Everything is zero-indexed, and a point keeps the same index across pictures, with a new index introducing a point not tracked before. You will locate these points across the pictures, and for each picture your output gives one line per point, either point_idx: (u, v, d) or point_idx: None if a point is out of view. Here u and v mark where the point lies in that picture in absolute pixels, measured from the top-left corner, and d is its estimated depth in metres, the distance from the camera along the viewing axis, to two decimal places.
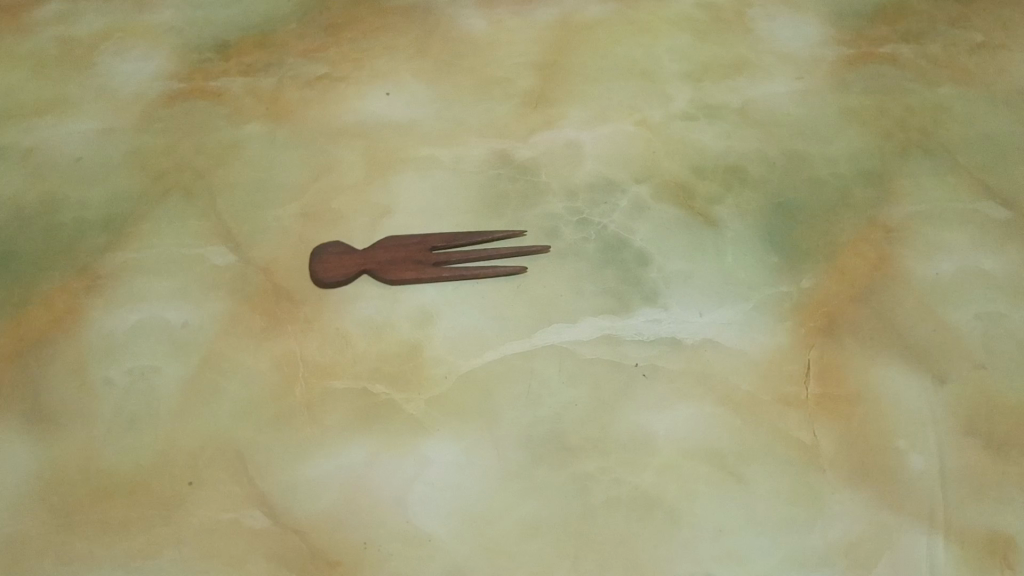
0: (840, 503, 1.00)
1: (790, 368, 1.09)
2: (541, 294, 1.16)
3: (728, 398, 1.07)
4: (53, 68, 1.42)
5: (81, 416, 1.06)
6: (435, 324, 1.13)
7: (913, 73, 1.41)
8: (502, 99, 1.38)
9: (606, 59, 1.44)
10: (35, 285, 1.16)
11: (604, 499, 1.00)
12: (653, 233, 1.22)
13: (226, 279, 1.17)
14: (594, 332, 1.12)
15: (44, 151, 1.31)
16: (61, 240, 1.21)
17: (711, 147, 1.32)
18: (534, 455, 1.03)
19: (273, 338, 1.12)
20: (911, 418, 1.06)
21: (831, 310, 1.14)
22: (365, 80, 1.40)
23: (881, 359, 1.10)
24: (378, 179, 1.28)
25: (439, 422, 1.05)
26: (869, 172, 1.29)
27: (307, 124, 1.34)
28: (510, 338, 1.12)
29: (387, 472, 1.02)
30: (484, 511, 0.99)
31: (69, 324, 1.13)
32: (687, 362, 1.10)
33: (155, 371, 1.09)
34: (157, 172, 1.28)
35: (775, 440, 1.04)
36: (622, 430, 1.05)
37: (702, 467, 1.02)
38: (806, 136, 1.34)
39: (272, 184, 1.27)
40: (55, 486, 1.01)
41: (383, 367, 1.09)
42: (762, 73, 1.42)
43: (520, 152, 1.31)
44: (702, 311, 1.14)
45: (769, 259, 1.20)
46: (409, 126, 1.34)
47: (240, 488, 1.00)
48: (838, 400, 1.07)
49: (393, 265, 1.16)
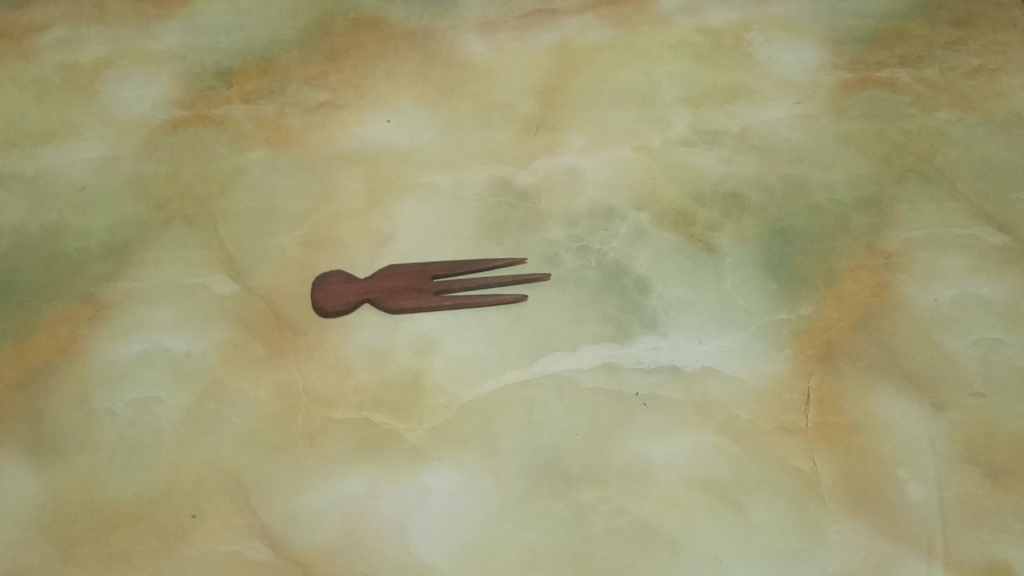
0: (839, 533, 1.00)
1: (789, 397, 1.10)
2: (541, 322, 1.17)
3: (728, 427, 1.08)
4: (56, 95, 1.43)
5: (84, 447, 1.06)
6: (436, 352, 1.14)
7: (911, 98, 1.42)
8: (503, 125, 1.39)
9: (606, 85, 1.45)
10: (39, 314, 1.17)
11: (604, 529, 1.01)
12: (653, 260, 1.23)
13: (229, 308, 1.17)
14: (594, 360, 1.13)
15: (47, 179, 1.32)
16: (64, 269, 1.22)
17: (710, 173, 1.33)
18: (535, 485, 1.04)
19: (275, 368, 1.12)
20: (910, 447, 1.06)
21: (830, 338, 1.15)
22: (367, 105, 1.41)
23: (880, 387, 1.11)
24: (380, 206, 1.28)
25: (440, 451, 1.05)
26: (867, 198, 1.30)
27: (309, 151, 1.35)
28: (511, 366, 1.12)
29: (388, 501, 1.02)
30: (485, 542, 1.00)
31: (73, 354, 1.13)
32: (687, 392, 1.10)
33: (158, 402, 1.09)
34: (159, 200, 1.29)
35: (775, 469, 1.04)
36: (623, 459, 1.05)
37: (702, 497, 1.03)
38: (805, 162, 1.35)
39: (274, 211, 1.28)
40: (58, 518, 1.01)
41: (385, 396, 1.10)
42: (761, 98, 1.43)
43: (520, 179, 1.32)
44: (702, 339, 1.15)
45: (768, 286, 1.20)
46: (410, 153, 1.35)
47: (243, 518, 1.01)
48: (838, 429, 1.07)
49: (394, 294, 1.17)
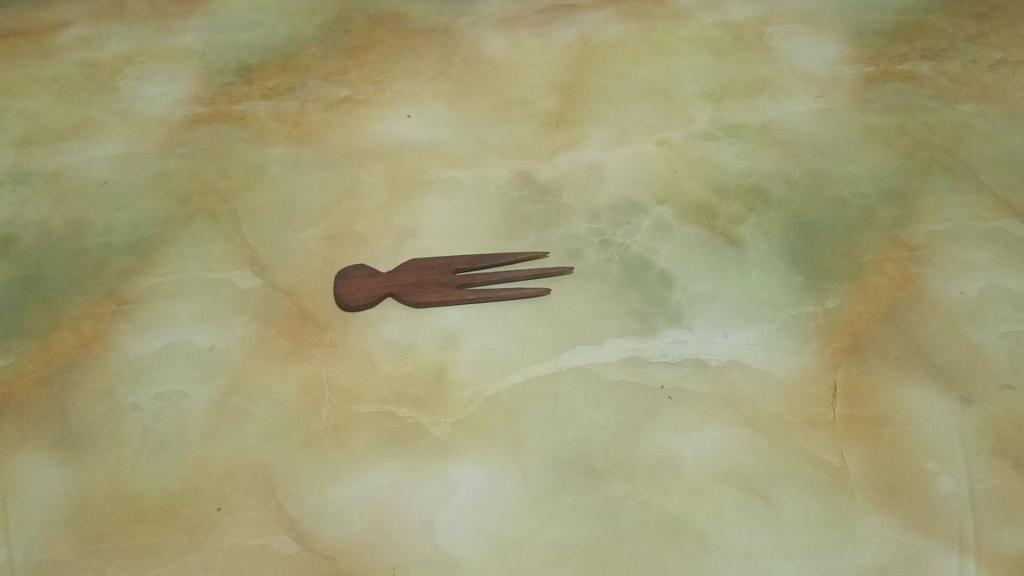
0: (870, 526, 0.99)
1: (817, 389, 1.09)
2: (565, 315, 1.16)
3: (755, 420, 1.07)
4: (77, 92, 1.43)
5: (109, 441, 1.06)
6: (461, 346, 1.13)
7: (933, 91, 1.41)
8: (524, 119, 1.38)
9: (627, 79, 1.44)
10: (63, 310, 1.17)
11: (632, 523, 1.00)
12: (677, 253, 1.23)
13: (252, 303, 1.17)
14: (619, 353, 1.12)
15: (70, 175, 1.32)
16: (87, 265, 1.22)
17: (733, 166, 1.33)
18: (561, 478, 1.03)
19: (299, 362, 1.12)
20: (939, 439, 1.05)
21: (856, 330, 1.14)
22: (387, 101, 1.41)
23: (908, 379, 1.10)
24: (402, 201, 1.28)
25: (465, 444, 1.05)
26: (891, 190, 1.29)
27: (331, 147, 1.35)
28: (536, 360, 1.12)
29: (414, 495, 1.02)
30: (512, 535, 0.99)
31: (97, 349, 1.13)
32: (713, 385, 1.10)
33: (183, 396, 1.09)
34: (182, 196, 1.29)
35: (804, 462, 1.04)
36: (649, 452, 1.05)
37: (731, 491, 1.02)
38: (828, 154, 1.34)
39: (296, 206, 1.28)
40: (84, 511, 1.01)
41: (409, 390, 1.09)
42: (782, 92, 1.42)
43: (542, 173, 1.32)
44: (727, 332, 1.14)
45: (793, 280, 1.20)
46: (431, 148, 1.35)
47: (269, 512, 1.01)
48: (866, 421, 1.07)
49: (418, 288, 1.17)
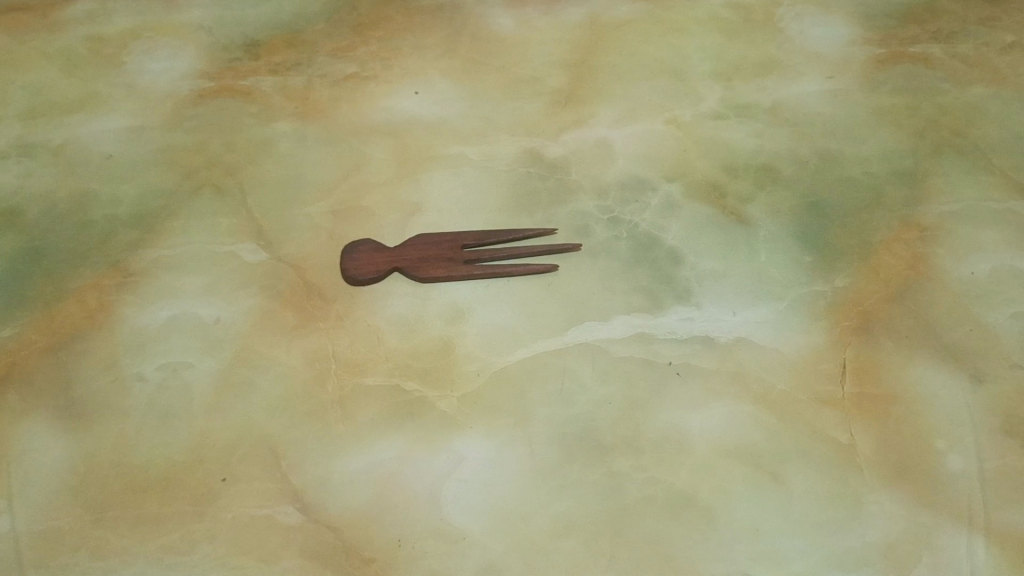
0: (878, 504, 0.98)
1: (826, 367, 1.08)
2: (573, 292, 1.15)
3: (764, 397, 1.06)
4: (83, 66, 1.42)
5: (114, 411, 1.05)
6: (468, 321, 1.13)
7: (945, 73, 1.40)
8: (532, 97, 1.38)
9: (636, 58, 1.43)
10: (69, 281, 1.16)
11: (640, 498, 0.99)
12: (685, 231, 1.22)
13: (259, 276, 1.16)
14: (627, 330, 1.12)
15: (75, 148, 1.31)
16: (93, 237, 1.21)
17: (743, 145, 1.32)
18: (568, 453, 1.02)
19: (306, 335, 1.11)
20: (948, 418, 1.04)
21: (866, 309, 1.13)
22: (395, 77, 1.40)
23: (918, 359, 1.09)
24: (409, 177, 1.27)
25: (471, 419, 1.04)
26: (902, 171, 1.28)
27: (338, 122, 1.34)
28: (543, 335, 1.11)
29: (421, 468, 1.01)
30: (519, 508, 0.98)
31: (102, 320, 1.13)
32: (722, 361, 1.09)
33: (188, 367, 1.09)
34: (188, 169, 1.28)
35: (812, 440, 1.03)
36: (656, 428, 1.04)
37: (739, 467, 1.01)
38: (838, 135, 1.33)
39: (303, 181, 1.27)
40: (88, 481, 1.00)
41: (415, 364, 1.09)
42: (792, 72, 1.41)
43: (550, 151, 1.31)
44: (736, 310, 1.14)
45: (802, 259, 1.19)
46: (439, 125, 1.34)
47: (275, 483, 1.00)
48: (875, 400, 1.06)
49: (425, 263, 1.16)
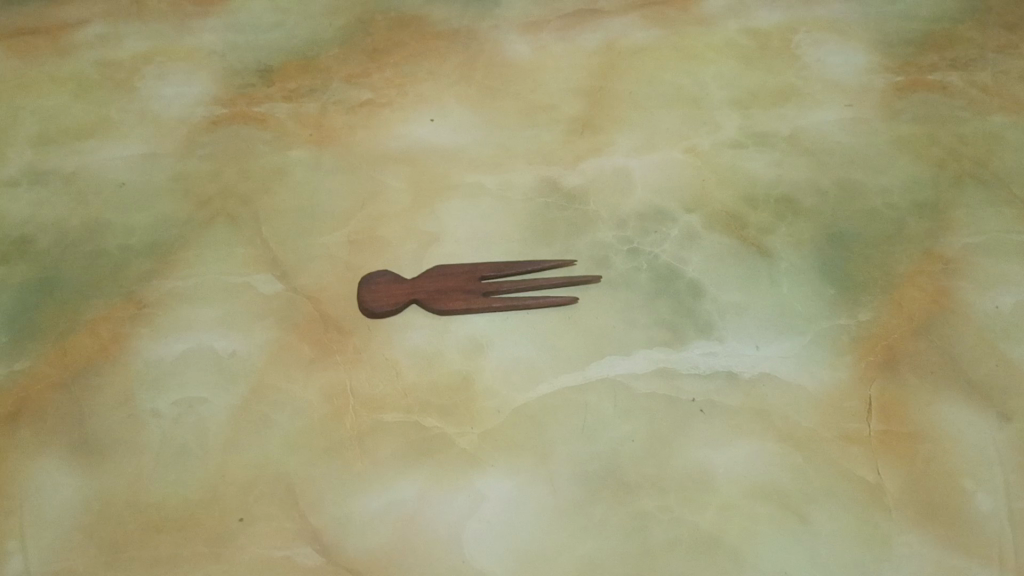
0: (907, 545, 0.96)
1: (852, 404, 1.07)
2: (593, 325, 1.14)
3: (789, 435, 1.04)
4: (94, 91, 1.41)
5: (128, 448, 1.03)
6: (487, 355, 1.11)
7: (964, 101, 1.39)
8: (548, 125, 1.36)
9: (653, 85, 1.42)
10: (82, 312, 1.15)
11: (664, 539, 0.97)
12: (706, 262, 1.20)
13: (275, 308, 1.15)
14: (648, 365, 1.10)
15: (87, 175, 1.30)
16: (106, 267, 1.19)
17: (762, 175, 1.31)
18: (591, 493, 1.00)
19: (322, 369, 1.10)
20: (976, 457, 1.03)
21: (890, 344, 1.12)
22: (410, 104, 1.39)
23: (943, 396, 1.08)
24: (425, 206, 1.26)
25: (492, 456, 1.03)
26: (923, 202, 1.27)
27: (353, 150, 1.33)
28: (564, 370, 1.10)
29: (441, 508, 0.99)
30: (541, 549, 0.96)
31: (116, 352, 1.11)
32: (746, 398, 1.07)
33: (203, 402, 1.07)
34: (202, 198, 1.27)
35: (839, 479, 1.01)
36: (681, 467, 1.02)
37: (764, 507, 0.99)
38: (857, 164, 1.32)
39: (319, 209, 1.25)
40: (102, 520, 0.98)
41: (434, 400, 1.07)
42: (811, 100, 1.40)
43: (568, 180, 1.29)
44: (759, 344, 1.12)
45: (825, 292, 1.17)
46: (455, 152, 1.33)
47: (293, 523, 0.98)
48: (901, 438, 1.04)
49: (443, 295, 1.15)
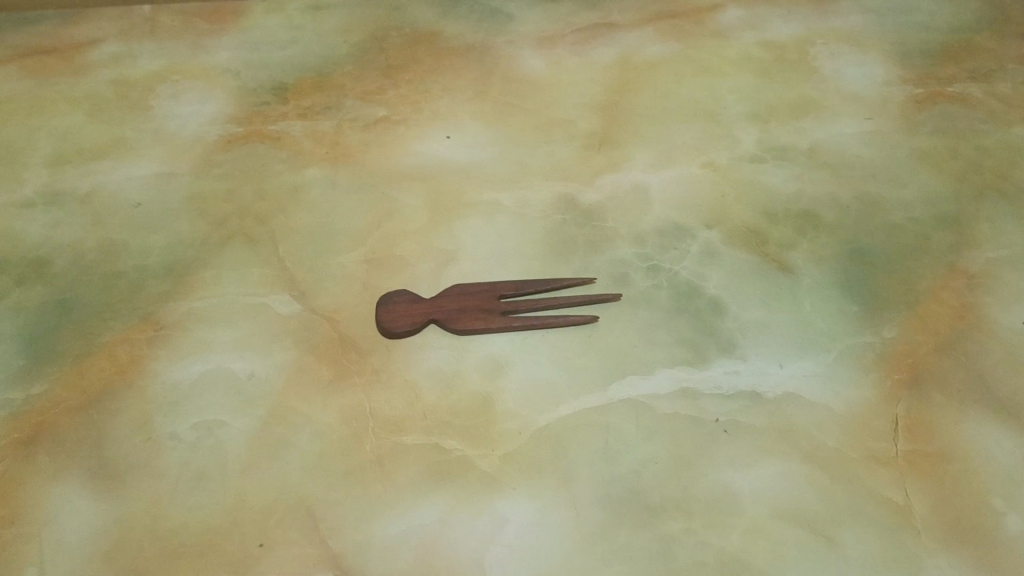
0: (938, 567, 0.94)
1: (878, 424, 1.05)
2: (613, 344, 1.13)
3: (815, 455, 1.03)
4: (109, 111, 1.41)
5: (147, 473, 1.02)
6: (507, 375, 1.10)
7: (984, 113, 1.38)
8: (565, 141, 1.36)
9: (669, 99, 1.41)
10: (98, 335, 1.14)
11: (690, 562, 0.95)
12: (727, 279, 1.19)
13: (292, 329, 1.14)
14: (671, 384, 1.09)
15: (103, 196, 1.29)
16: (123, 289, 1.19)
17: (782, 190, 1.29)
18: (614, 516, 0.99)
19: (341, 391, 1.09)
20: (1006, 476, 1.01)
21: (916, 362, 1.10)
22: (426, 121, 1.38)
23: (970, 414, 1.06)
24: (442, 224, 1.25)
25: (514, 480, 1.01)
26: (946, 216, 1.26)
27: (369, 168, 1.32)
28: (585, 391, 1.08)
29: (463, 532, 0.98)
30: (565, 572, 0.95)
31: (133, 376, 1.10)
32: (770, 418, 1.06)
33: (222, 425, 1.06)
34: (219, 218, 1.26)
35: (867, 500, 0.99)
36: (705, 489, 1.01)
37: (791, 528, 0.98)
38: (878, 178, 1.30)
39: (335, 228, 1.25)
40: (120, 546, 0.97)
41: (454, 422, 1.06)
42: (829, 113, 1.39)
43: (585, 197, 1.28)
44: (782, 363, 1.11)
45: (848, 308, 1.16)
46: (471, 169, 1.32)
47: (314, 548, 0.97)
48: (928, 457, 1.03)
49: (462, 314, 1.14)
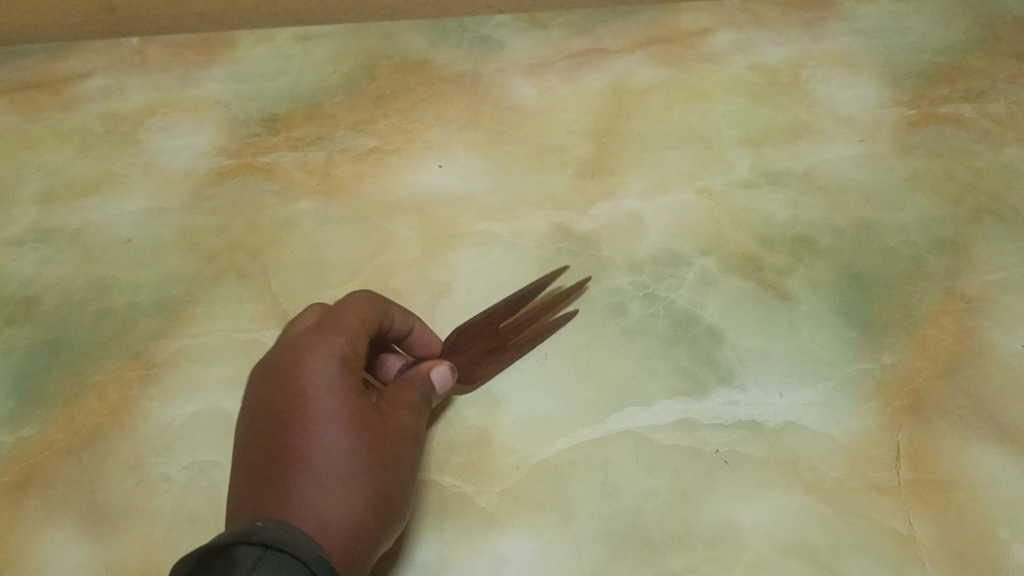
0: None
1: (880, 453, 1.04)
2: (611, 375, 1.11)
3: (817, 487, 1.02)
4: (98, 145, 1.40)
5: (139, 516, 1.01)
6: (504, 409, 1.09)
7: (978, 134, 1.38)
8: (558, 169, 1.35)
9: (662, 125, 1.41)
10: (89, 375, 1.12)
11: None
12: (724, 307, 1.18)
13: None
14: (669, 416, 1.07)
15: (92, 233, 1.28)
16: (113, 327, 1.17)
17: (777, 216, 1.28)
18: (616, 553, 0.97)
19: None
20: (1009, 503, 1.00)
21: (916, 388, 1.09)
22: (418, 151, 1.38)
23: (973, 442, 1.05)
24: (436, 256, 1.24)
25: (513, 517, 1.00)
26: (942, 239, 1.25)
27: (361, 199, 1.31)
28: (583, 423, 1.07)
29: (462, 572, 0.96)
30: None
31: (125, 416, 1.09)
32: (770, 448, 1.05)
33: (216, 466, 1.04)
34: (210, 253, 1.25)
35: (870, 532, 0.98)
36: (707, 522, 0.99)
37: (796, 562, 0.96)
38: (873, 202, 1.30)
39: (327, 261, 1.23)
40: None
41: (451, 458, 1.04)
42: (823, 137, 1.39)
43: (580, 226, 1.28)
44: (782, 392, 1.09)
45: (846, 335, 1.15)
46: (464, 200, 1.31)
47: None
48: (932, 487, 1.01)
49: (474, 365, 1.11)
